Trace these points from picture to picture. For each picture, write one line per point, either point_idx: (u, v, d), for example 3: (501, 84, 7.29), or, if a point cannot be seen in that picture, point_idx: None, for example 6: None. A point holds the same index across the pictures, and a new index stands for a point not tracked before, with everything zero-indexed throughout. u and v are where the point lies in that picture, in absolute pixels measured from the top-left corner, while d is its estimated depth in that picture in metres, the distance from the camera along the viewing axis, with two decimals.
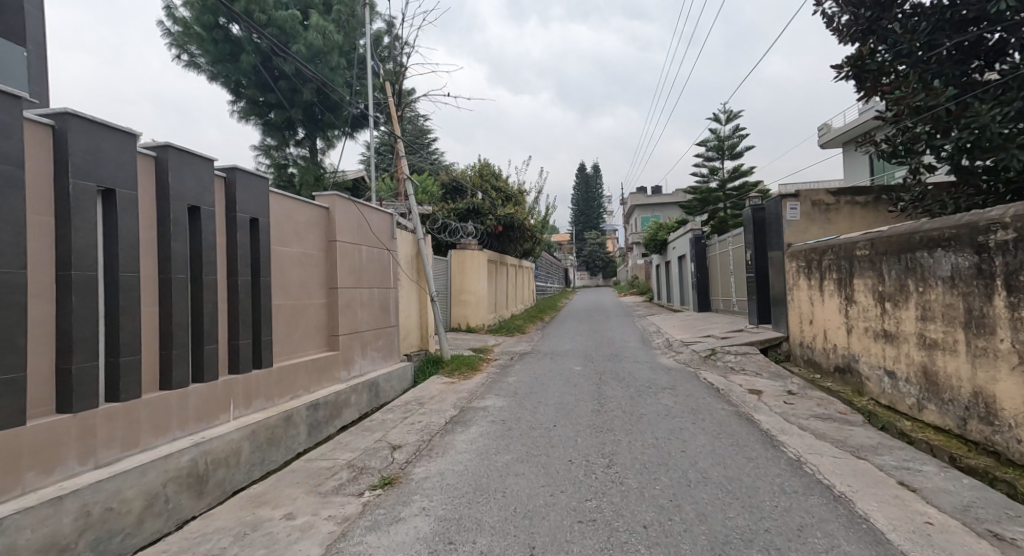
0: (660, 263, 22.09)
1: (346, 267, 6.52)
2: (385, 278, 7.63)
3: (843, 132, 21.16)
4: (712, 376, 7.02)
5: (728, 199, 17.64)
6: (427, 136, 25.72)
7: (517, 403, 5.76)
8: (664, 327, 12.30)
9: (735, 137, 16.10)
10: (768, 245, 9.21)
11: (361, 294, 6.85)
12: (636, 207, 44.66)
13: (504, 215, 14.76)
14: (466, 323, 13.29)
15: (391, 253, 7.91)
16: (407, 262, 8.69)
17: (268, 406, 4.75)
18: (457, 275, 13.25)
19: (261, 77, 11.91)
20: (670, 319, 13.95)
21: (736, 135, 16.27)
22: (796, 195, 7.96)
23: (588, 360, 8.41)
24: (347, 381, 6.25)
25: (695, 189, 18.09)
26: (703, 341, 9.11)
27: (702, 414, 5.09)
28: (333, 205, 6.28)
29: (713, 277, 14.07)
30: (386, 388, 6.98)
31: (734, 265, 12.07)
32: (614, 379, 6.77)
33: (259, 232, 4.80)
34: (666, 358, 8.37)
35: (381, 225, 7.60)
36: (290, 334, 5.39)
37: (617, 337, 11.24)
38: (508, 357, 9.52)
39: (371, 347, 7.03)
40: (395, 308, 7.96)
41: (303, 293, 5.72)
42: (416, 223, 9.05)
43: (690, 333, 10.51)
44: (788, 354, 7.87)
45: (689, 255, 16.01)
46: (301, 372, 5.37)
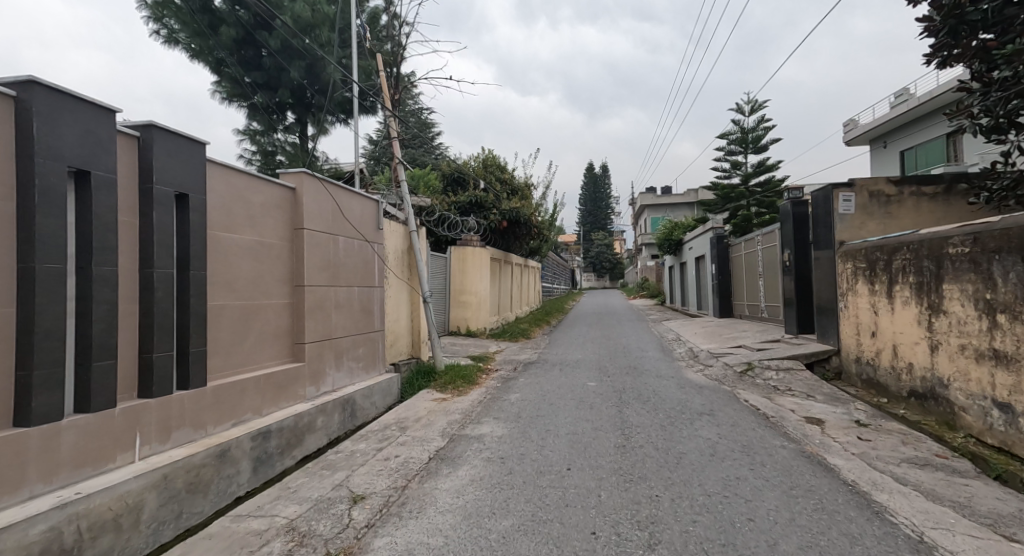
0: (674, 264, 20.92)
1: (317, 261, 5.43)
2: (368, 275, 6.55)
3: (872, 128, 19.96)
4: (753, 396, 5.88)
5: (751, 195, 16.55)
6: (431, 129, 24.74)
7: (520, 432, 4.64)
8: (685, 334, 11.15)
9: (760, 129, 14.92)
10: (810, 243, 8.07)
11: (336, 293, 5.76)
12: (646, 207, 43.55)
13: (509, 209, 13.67)
14: (466, 326, 12.18)
15: (375, 247, 6.82)
16: (396, 258, 7.60)
17: (196, 438, 3.65)
18: (457, 273, 12.23)
19: (244, 52, 11.03)
20: (690, 325, 12.80)
21: (760, 127, 15.08)
22: (850, 184, 6.83)
23: (603, 374, 7.28)
24: (314, 399, 5.15)
25: (715, 185, 16.95)
26: (734, 352, 7.96)
27: (759, 454, 3.95)
28: (301, 186, 5.20)
29: (736, 280, 12.90)
30: (365, 406, 5.88)
31: (764, 266, 10.91)
32: (638, 400, 5.64)
33: (190, 212, 3.71)
34: (693, 373, 7.22)
35: (364, 214, 6.52)
36: (237, 343, 4.30)
37: (633, 346, 10.09)
38: (511, 367, 8.39)
39: (348, 357, 5.95)
40: (380, 311, 6.87)
41: (258, 292, 4.64)
42: (408, 213, 7.97)
43: (716, 342, 9.36)
44: (839, 371, 6.70)
45: (709, 256, 14.86)
46: (250, 391, 4.28)
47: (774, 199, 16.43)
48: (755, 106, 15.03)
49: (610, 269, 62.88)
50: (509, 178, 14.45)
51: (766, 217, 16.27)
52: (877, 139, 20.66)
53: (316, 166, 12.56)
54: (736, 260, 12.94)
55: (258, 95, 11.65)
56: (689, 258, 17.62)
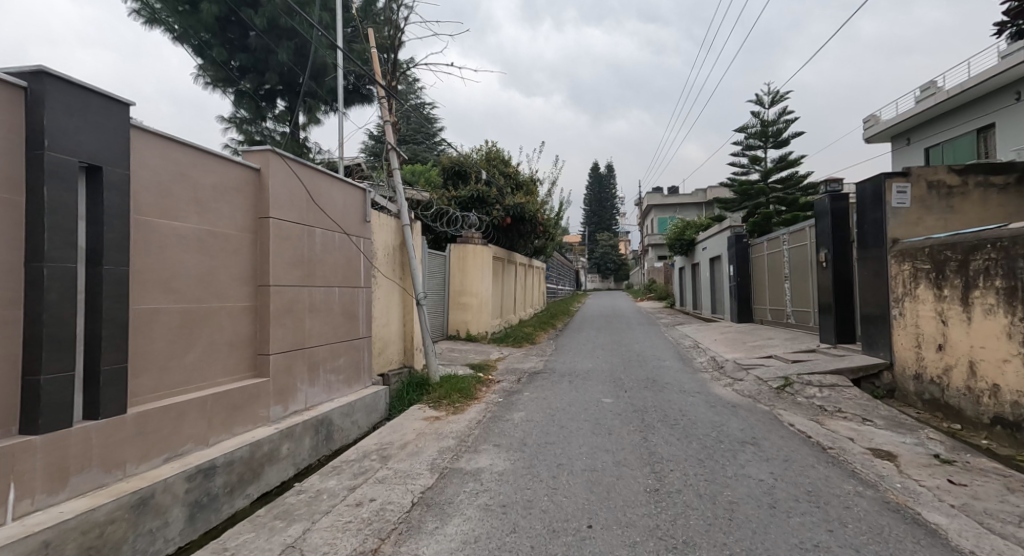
0: (685, 266, 20.04)
1: (288, 257, 4.61)
2: (351, 273, 5.72)
3: (896, 123, 19.08)
4: (798, 420, 5.02)
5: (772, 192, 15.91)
6: (433, 124, 23.93)
7: (526, 467, 3.81)
8: (704, 341, 10.27)
9: (781, 122, 14.04)
10: (852, 241, 7.22)
11: (310, 295, 4.94)
12: (654, 207, 42.68)
13: (514, 205, 12.80)
14: (467, 330, 11.33)
15: (361, 241, 6.00)
16: (386, 255, 6.77)
17: (109, 482, 2.82)
18: (456, 273, 11.44)
19: (229, 33, 10.41)
20: (706, 331, 11.94)
21: (782, 120, 14.20)
22: (905, 174, 5.97)
23: (618, 387, 6.44)
24: (280, 421, 4.33)
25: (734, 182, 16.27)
26: (765, 364, 7.08)
27: (832, 504, 3.09)
28: (268, 166, 4.38)
29: (757, 283, 12.03)
30: (344, 427, 5.05)
31: (791, 268, 10.04)
32: (665, 423, 4.80)
33: (104, 189, 2.88)
34: (721, 389, 6.37)
35: (346, 203, 5.70)
36: (177, 356, 3.48)
37: (648, 354, 9.23)
38: (515, 378, 7.55)
39: (325, 370, 5.13)
40: (364, 315, 6.05)
41: (209, 293, 3.81)
42: (401, 205, 7.15)
43: (741, 350, 8.49)
44: (892, 388, 5.84)
45: (726, 256, 13.99)
46: (191, 415, 3.45)
47: (795, 197, 15.55)
48: (775, 98, 14.18)
49: (615, 270, 61.98)
50: (514, 173, 13.57)
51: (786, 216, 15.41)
52: (900, 135, 19.78)
53: (308, 156, 11.91)
54: (757, 261, 12.07)
55: (245, 80, 11.14)
56: (703, 259, 16.76)
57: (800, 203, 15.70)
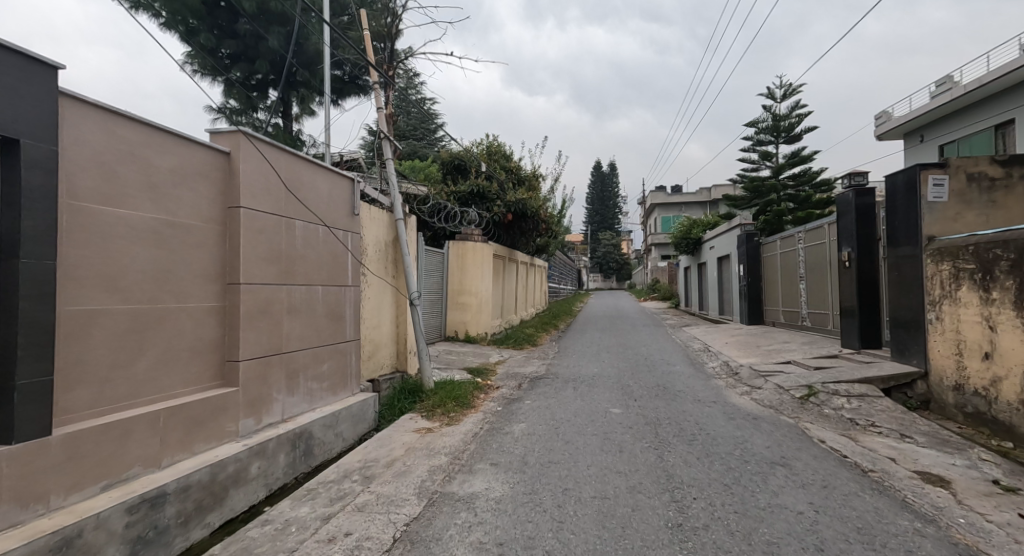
0: (691, 265, 19.54)
1: (262, 252, 4.12)
2: (336, 271, 5.24)
3: (909, 119, 18.55)
4: (829, 436, 4.54)
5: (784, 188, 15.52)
6: (433, 119, 23.46)
7: (528, 493, 3.33)
8: (714, 345, 9.78)
9: (794, 116, 13.52)
10: (878, 239, 6.74)
11: (288, 294, 4.45)
12: (657, 206, 42.21)
13: (515, 201, 12.25)
14: (466, 331, 10.86)
15: (349, 236, 5.52)
16: (377, 251, 6.29)
17: (27, 520, 2.34)
18: (455, 272, 10.97)
19: (217, 18, 9.93)
20: (716, 333, 11.45)
21: (794, 114, 13.69)
22: (943, 165, 5.47)
23: (627, 396, 5.96)
24: (251, 436, 3.85)
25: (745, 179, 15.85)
26: (783, 370, 6.59)
27: (892, 547, 2.60)
28: (239, 149, 3.88)
29: (769, 283, 11.54)
30: (326, 440, 4.57)
31: (807, 268, 9.54)
32: (682, 439, 4.30)
33: (23, 166, 2.40)
34: (739, 398, 5.88)
35: (332, 194, 5.21)
36: (123, 364, 3.00)
37: (656, 358, 8.74)
38: (515, 384, 7.07)
39: (305, 377, 4.65)
40: (351, 316, 5.57)
41: (167, 292, 3.33)
42: (394, 198, 6.66)
43: (756, 355, 8.01)
44: (927, 399, 5.34)
45: (735, 256, 13.49)
46: (140, 434, 2.97)
47: (808, 194, 15.13)
48: (788, 92, 13.66)
49: (618, 269, 61.51)
50: (516, 167, 13.12)
51: (800, 213, 15.12)
52: (913, 132, 19.25)
53: (302, 148, 11.46)
54: (769, 261, 11.57)
55: (234, 68, 10.68)
56: (711, 259, 16.29)
57: (813, 200, 15.31)
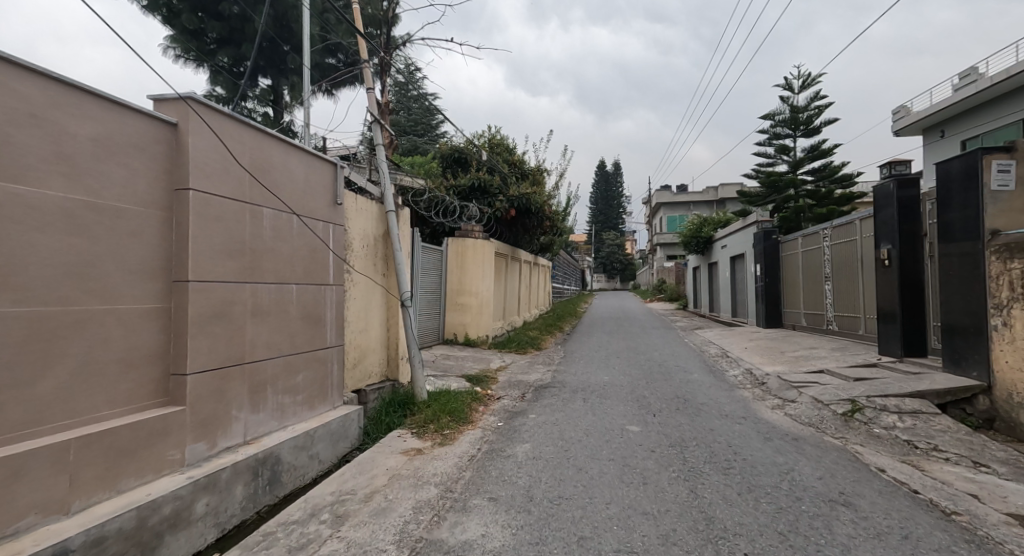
0: (701, 265, 18.85)
1: (219, 243, 3.46)
2: (315, 267, 4.58)
3: (931, 112, 17.81)
4: (887, 462, 3.86)
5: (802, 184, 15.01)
6: (434, 114, 22.80)
7: (534, 543, 2.67)
8: (732, 350, 9.09)
9: (812, 108, 12.84)
10: (923, 235, 6.08)
11: (254, 293, 3.79)
12: (663, 205, 41.53)
13: (518, 196, 11.52)
14: (466, 334, 10.23)
15: (330, 229, 4.86)
16: (364, 246, 5.64)
17: None
18: (454, 270, 10.35)
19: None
20: (731, 336, 10.77)
21: (812, 106, 13.00)
22: (1010, 149, 4.76)
23: (644, 410, 5.28)
24: (201, 465, 3.18)
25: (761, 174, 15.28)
26: (818, 381, 5.91)
27: None
28: (188, 119, 3.22)
29: (788, 284, 10.85)
30: (297, 464, 3.91)
31: (834, 267, 8.83)
32: (716, 468, 3.63)
33: None
34: (771, 413, 5.21)
35: (310, 180, 4.56)
36: (17, 383, 2.34)
37: (671, 365, 8.06)
38: (519, 394, 6.41)
39: (274, 390, 3.99)
40: (333, 318, 4.91)
41: (87, 291, 2.67)
42: (386, 188, 6.01)
43: (782, 362, 7.32)
44: (991, 417, 4.66)
45: (750, 254, 12.80)
46: (37, 473, 2.31)
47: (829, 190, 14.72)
48: (807, 82, 12.95)
49: (622, 270, 60.81)
50: (519, 161, 12.48)
51: (820, 211, 14.72)
52: (933, 127, 18.56)
53: (293, 138, 10.88)
54: (789, 260, 10.87)
55: (220, 52, 10.04)
56: (723, 258, 15.60)
57: (834, 196, 14.84)
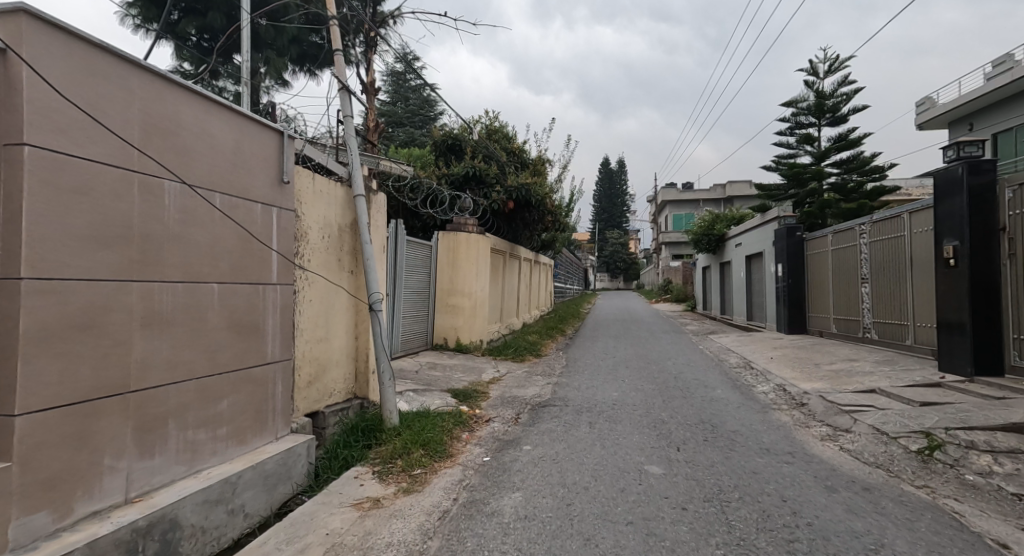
0: (712, 265, 17.82)
1: (84, 224, 2.45)
2: (248, 262, 3.58)
3: (959, 104, 16.71)
4: (1004, 531, 2.84)
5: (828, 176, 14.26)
6: (432, 105, 21.80)
7: None
8: (756, 360, 8.06)
9: (839, 95, 11.86)
10: (999, 229, 5.07)
11: (147, 295, 2.78)
12: (669, 203, 40.53)
13: (517, 186, 10.44)
14: (457, 339, 9.24)
15: (273, 214, 3.86)
16: (323, 238, 4.64)
17: None
18: (445, 268, 9.38)
19: None
20: (751, 343, 9.74)
21: (840, 92, 12.02)
22: None
23: (665, 443, 4.27)
24: (38, 546, 2.17)
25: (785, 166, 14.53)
26: (873, 404, 4.89)
27: None
28: (21, 41, 2.21)
29: (816, 286, 9.81)
30: (208, 526, 2.90)
31: (874, 268, 7.78)
32: (778, 544, 2.62)
33: None
34: (824, 449, 4.18)
35: (242, 150, 3.54)
36: None
37: (688, 379, 7.03)
38: (512, 415, 5.41)
39: (179, 425, 2.97)
40: (277, 326, 3.90)
41: None
42: (354, 168, 4.99)
43: (820, 377, 6.29)
44: None
45: (769, 253, 11.77)
46: None
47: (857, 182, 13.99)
48: (834, 67, 11.94)
49: (625, 269, 59.72)
50: (518, 150, 11.45)
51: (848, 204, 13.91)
52: (960, 120, 17.44)
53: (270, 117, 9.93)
54: (817, 260, 9.81)
55: (186, 22, 9.09)
56: (739, 257, 14.56)
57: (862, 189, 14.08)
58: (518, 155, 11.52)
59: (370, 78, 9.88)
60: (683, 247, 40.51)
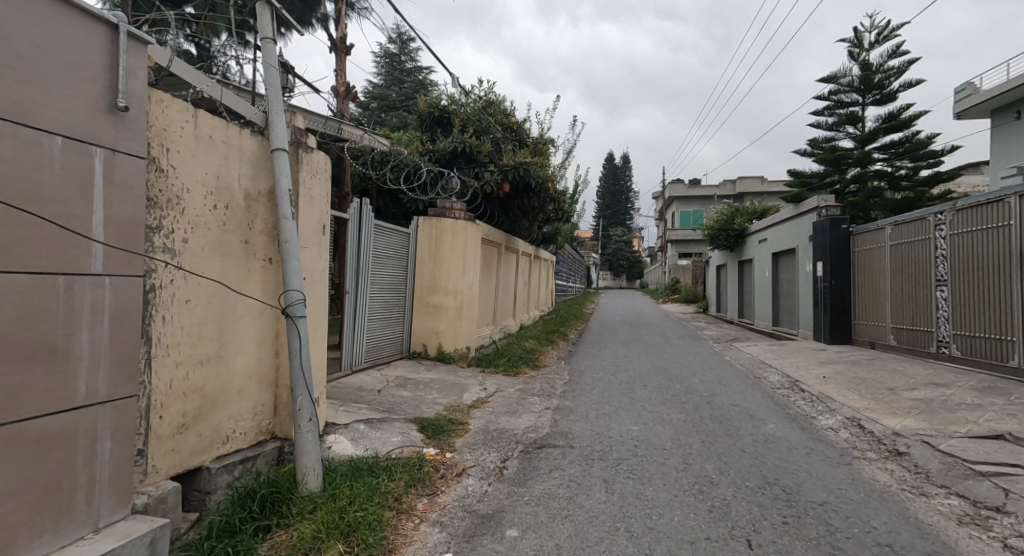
0: (730, 263, 16.32)
1: None
2: (27, 234, 2.03)
3: (1005, 89, 15.17)
4: None
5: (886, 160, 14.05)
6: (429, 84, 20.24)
7: None
8: (804, 381, 6.54)
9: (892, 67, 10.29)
10: None
11: None
12: (676, 199, 39.09)
13: (514, 166, 8.87)
14: (439, 346, 7.74)
15: (95, 158, 2.30)
16: (212, 208, 3.09)
17: None
18: (426, 261, 7.89)
19: None
20: (789, 356, 8.22)
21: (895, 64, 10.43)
22: None
23: (727, 531, 2.76)
24: None
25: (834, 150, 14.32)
26: (1017, 463, 3.38)
27: None
28: None
29: (870, 288, 8.27)
30: None
31: (958, 267, 6.26)
32: None
33: None
34: (975, 544, 2.67)
35: (10, 31, 1.97)
36: None
37: (726, 405, 5.54)
38: (497, 463, 3.90)
39: None
40: (103, 343, 2.35)
41: None
42: (273, 110, 3.46)
43: (905, 409, 4.78)
44: None
45: (805, 250, 10.26)
46: None
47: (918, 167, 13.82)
48: (884, 35, 10.45)
49: (628, 267, 58.26)
50: (517, 126, 9.93)
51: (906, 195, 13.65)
52: (1005, 108, 15.90)
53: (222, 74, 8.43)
54: (872, 257, 8.28)
55: None
56: (764, 254, 13.04)
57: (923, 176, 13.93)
58: (516, 133, 9.98)
59: (341, 34, 8.40)
60: (690, 245, 38.98)
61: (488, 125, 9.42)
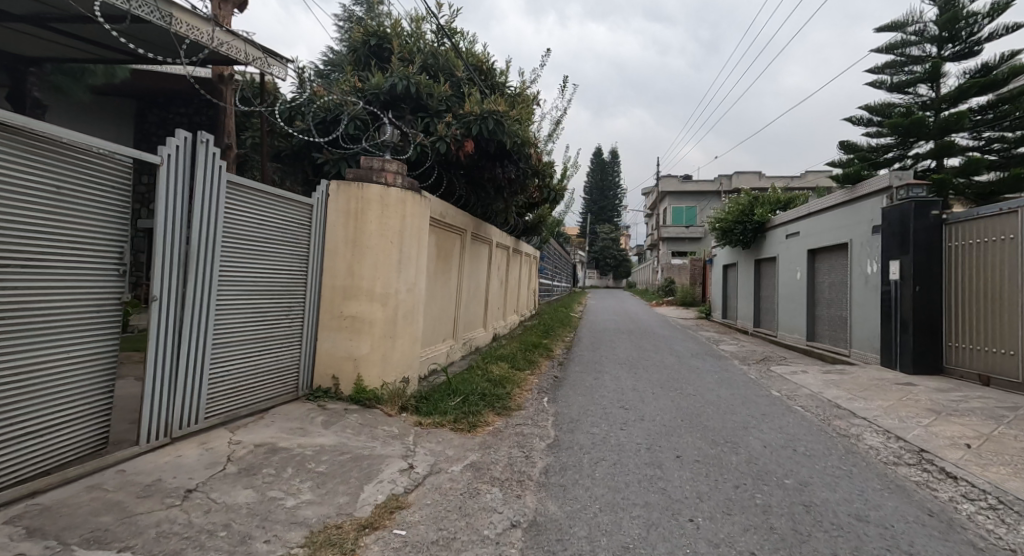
0: (744, 262, 13.94)
1: None
2: None
3: None
4: None
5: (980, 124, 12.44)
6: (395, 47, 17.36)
7: None
8: (938, 453, 4.02)
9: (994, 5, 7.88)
10: None
11: None
12: (669, 195, 36.92)
13: (480, 114, 6.17)
14: (356, 379, 5.08)
15: None
16: None
17: None
18: (341, 248, 5.20)
19: None
20: (871, 396, 5.75)
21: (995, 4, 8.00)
22: None
23: None
24: None
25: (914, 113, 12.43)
26: None
27: None
28: None
29: (991, 303, 5.91)
30: None
31: None
32: None
33: None
34: None
35: None
36: None
37: (846, 522, 2.99)
38: None
39: None
40: None
41: None
42: None
43: None
44: None
45: (866, 245, 7.82)
46: None
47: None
48: None
49: (616, 266, 56.24)
50: (487, 67, 7.28)
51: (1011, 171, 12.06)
52: None
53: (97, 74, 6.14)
54: (993, 257, 5.89)
55: None
56: (795, 251, 10.62)
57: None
58: (487, 76, 7.32)
59: None
60: (683, 244, 36.73)
61: (446, 60, 6.72)
